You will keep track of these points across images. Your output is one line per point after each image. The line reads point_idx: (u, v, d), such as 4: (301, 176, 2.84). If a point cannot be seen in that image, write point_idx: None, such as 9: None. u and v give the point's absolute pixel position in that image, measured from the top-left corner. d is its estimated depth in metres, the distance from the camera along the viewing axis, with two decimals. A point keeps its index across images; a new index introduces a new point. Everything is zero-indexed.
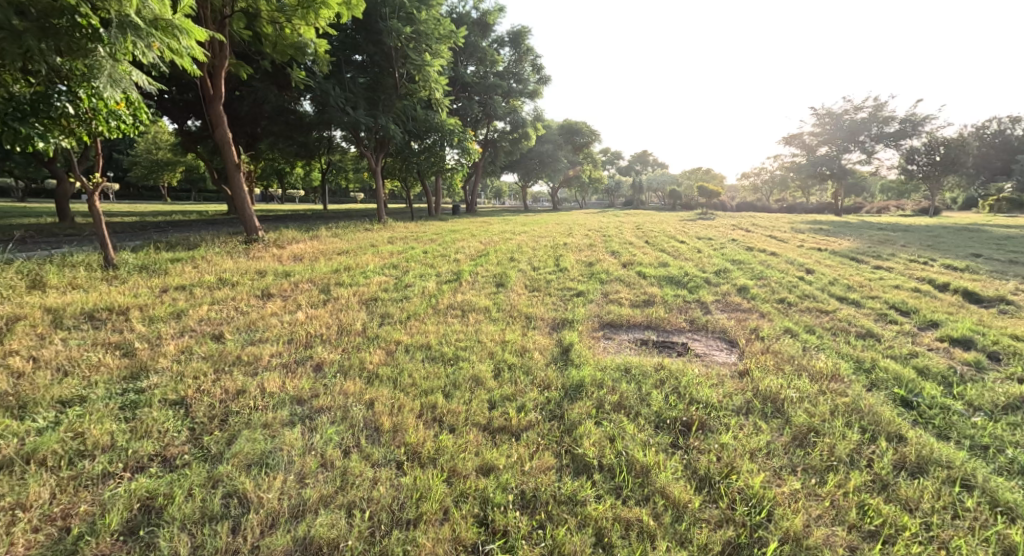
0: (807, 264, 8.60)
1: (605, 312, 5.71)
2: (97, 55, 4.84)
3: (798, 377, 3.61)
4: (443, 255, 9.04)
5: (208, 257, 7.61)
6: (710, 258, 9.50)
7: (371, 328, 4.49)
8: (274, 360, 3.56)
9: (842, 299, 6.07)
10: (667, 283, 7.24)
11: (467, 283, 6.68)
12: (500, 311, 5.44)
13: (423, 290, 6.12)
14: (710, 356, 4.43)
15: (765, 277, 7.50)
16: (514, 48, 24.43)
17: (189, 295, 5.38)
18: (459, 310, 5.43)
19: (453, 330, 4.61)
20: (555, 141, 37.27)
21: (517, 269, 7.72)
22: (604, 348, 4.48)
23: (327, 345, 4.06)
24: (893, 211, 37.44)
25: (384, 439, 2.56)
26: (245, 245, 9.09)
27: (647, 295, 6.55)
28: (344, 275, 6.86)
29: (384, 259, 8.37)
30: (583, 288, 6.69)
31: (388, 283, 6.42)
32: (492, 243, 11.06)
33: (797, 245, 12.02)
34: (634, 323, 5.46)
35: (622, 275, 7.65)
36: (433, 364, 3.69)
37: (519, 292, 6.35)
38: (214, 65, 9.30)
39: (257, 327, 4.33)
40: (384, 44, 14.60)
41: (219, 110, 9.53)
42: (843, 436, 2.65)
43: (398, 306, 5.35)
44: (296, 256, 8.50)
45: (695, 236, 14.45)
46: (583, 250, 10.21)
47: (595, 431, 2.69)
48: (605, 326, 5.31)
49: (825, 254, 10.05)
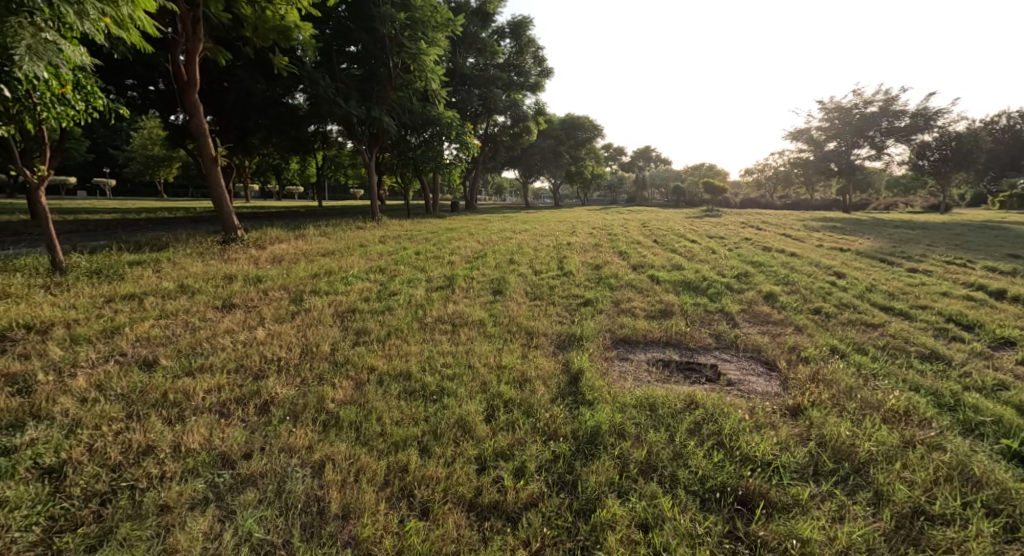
0: (835, 266, 7.85)
1: (619, 325, 4.97)
2: (25, 24, 4.14)
3: (870, 420, 2.88)
4: (436, 257, 8.29)
5: (174, 260, 6.88)
6: (726, 259, 8.76)
7: (343, 350, 3.77)
8: (210, 398, 2.84)
9: (886, 309, 5.34)
10: (684, 290, 6.48)
11: (461, 290, 5.93)
12: (499, 326, 4.71)
13: (410, 300, 5.36)
14: (747, 385, 3.71)
15: (792, 282, 6.75)
16: (514, 40, 23.69)
17: (137, 306, 4.64)
18: (449, 324, 4.69)
19: (444, 352, 3.88)
20: (557, 135, 36.46)
21: (517, 274, 6.97)
22: (621, 377, 3.76)
23: (287, 374, 3.33)
24: (902, 208, 36.57)
25: (328, 532, 1.93)
26: (220, 245, 8.37)
27: (663, 304, 5.80)
28: (323, 280, 6.15)
29: (371, 262, 7.63)
30: (591, 296, 5.93)
31: (371, 291, 5.67)
32: (491, 242, 10.28)
33: (816, 244, 11.26)
34: (652, 339, 4.72)
35: (633, 280, 6.91)
36: (412, 401, 2.99)
37: (519, 301, 5.62)
38: (186, 49, 8.56)
39: (204, 351, 3.57)
40: (378, 32, 13.76)
41: (194, 99, 8.75)
42: (963, 528, 2.01)
43: (379, 320, 4.60)
44: (275, 258, 7.76)
45: (706, 235, 13.66)
46: (589, 251, 9.45)
47: (622, 517, 2.05)
48: (620, 345, 4.57)
49: (852, 255, 9.27)
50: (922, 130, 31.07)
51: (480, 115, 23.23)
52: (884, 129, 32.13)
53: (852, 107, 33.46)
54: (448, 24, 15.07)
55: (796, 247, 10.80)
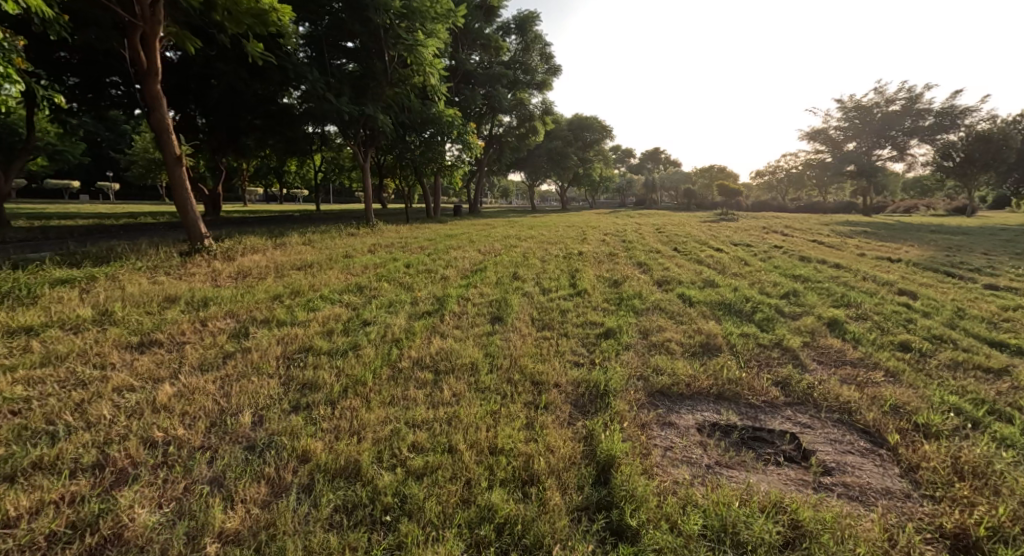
0: (896, 282, 6.66)
1: (653, 370, 3.84)
2: None
3: None
4: (428, 271, 7.17)
5: (116, 276, 5.83)
6: (764, 272, 7.60)
7: (273, 422, 2.66)
8: None
9: (997, 346, 4.19)
10: (724, 314, 5.32)
11: (451, 317, 4.78)
12: (497, 373, 3.57)
13: (385, 333, 4.21)
14: (850, 473, 2.58)
15: (854, 304, 5.59)
16: (521, 35, 22.63)
17: (20, 346, 3.53)
18: (431, 371, 3.55)
19: (421, 426, 2.77)
20: (564, 136, 35.36)
21: (522, 293, 5.84)
22: (669, 461, 2.66)
23: (173, 472, 2.23)
24: (922, 211, 34.94)
25: None
26: (181, 257, 7.30)
27: (703, 335, 4.65)
28: (286, 303, 5.07)
29: (350, 278, 6.52)
30: (612, 325, 4.79)
31: (339, 319, 4.53)
32: (494, 252, 9.17)
33: (858, 253, 10.04)
34: (699, 392, 3.58)
35: (661, 301, 5.76)
36: (350, 535, 1.99)
37: (523, 331, 4.49)
38: (145, 32, 7.50)
39: (58, 427, 2.45)
40: (371, 23, 12.67)
41: (155, 91, 7.65)
42: None
43: (337, 366, 3.49)
44: (240, 273, 6.70)
45: (731, 242, 12.47)
46: (604, 262, 8.28)
47: None
48: (658, 401, 3.45)
49: (909, 267, 8.05)
50: (948, 130, 29.50)
51: (485, 114, 22.47)
52: (907, 129, 30.67)
53: (872, 106, 32.30)
54: (449, 15, 13.92)
55: (837, 256, 9.56)
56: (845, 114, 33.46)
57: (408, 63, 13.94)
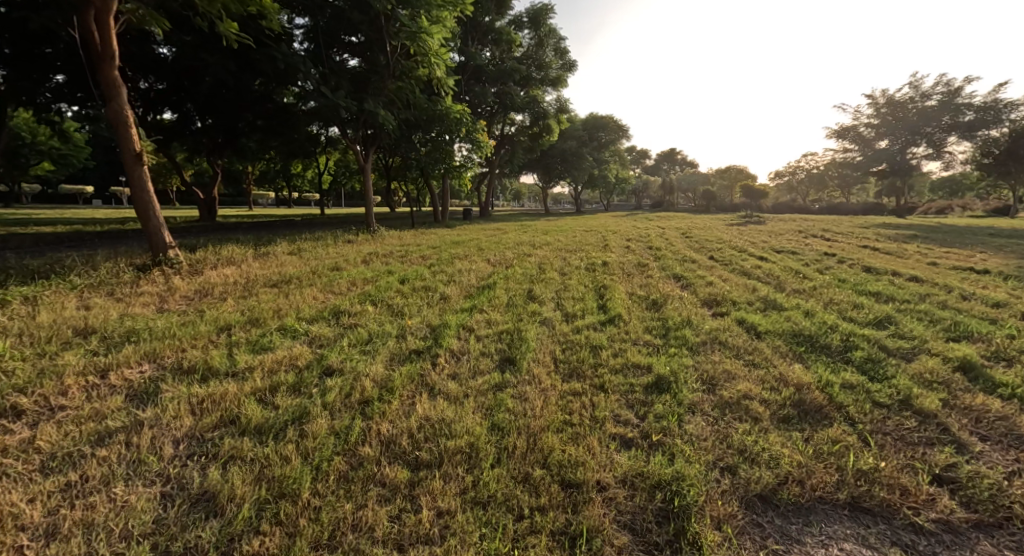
0: (1011, 304, 5.28)
1: (741, 455, 2.52)
2: None
3: None
4: (426, 288, 5.95)
5: (38, 298, 4.71)
6: (830, 288, 6.28)
7: None
8: None
9: None
10: (810, 352, 3.99)
11: (445, 360, 3.54)
12: (507, 467, 2.32)
13: (350, 391, 2.97)
14: None
15: (980, 338, 4.23)
16: (534, 29, 21.47)
17: None
18: (406, 465, 2.31)
19: None
20: (580, 136, 34.30)
21: (539, 320, 4.58)
22: None
23: None
24: (959, 211, 32.92)
25: None
26: (136, 272, 6.18)
27: (793, 387, 3.33)
28: (233, 337, 3.88)
29: (330, 299, 5.35)
30: (664, 371, 3.49)
31: (294, 365, 3.32)
32: (505, 263, 7.94)
33: (930, 263, 8.57)
34: (824, 498, 2.29)
35: (719, 331, 4.47)
36: None
37: (542, 384, 3.19)
38: (99, 11, 6.39)
39: None
40: (371, 10, 11.53)
41: (112, 78, 6.55)
42: None
43: (258, 459, 2.26)
44: (200, 292, 5.58)
45: (773, 248, 11.07)
46: (636, 277, 6.97)
47: None
48: (770, 518, 2.20)
49: (1008, 282, 6.60)
50: (991, 125, 27.24)
51: (496, 112, 21.28)
52: (944, 125, 28.71)
53: (907, 101, 30.60)
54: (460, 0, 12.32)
55: (908, 266, 8.13)
56: (876, 111, 31.95)
57: (413, 54, 12.71)
